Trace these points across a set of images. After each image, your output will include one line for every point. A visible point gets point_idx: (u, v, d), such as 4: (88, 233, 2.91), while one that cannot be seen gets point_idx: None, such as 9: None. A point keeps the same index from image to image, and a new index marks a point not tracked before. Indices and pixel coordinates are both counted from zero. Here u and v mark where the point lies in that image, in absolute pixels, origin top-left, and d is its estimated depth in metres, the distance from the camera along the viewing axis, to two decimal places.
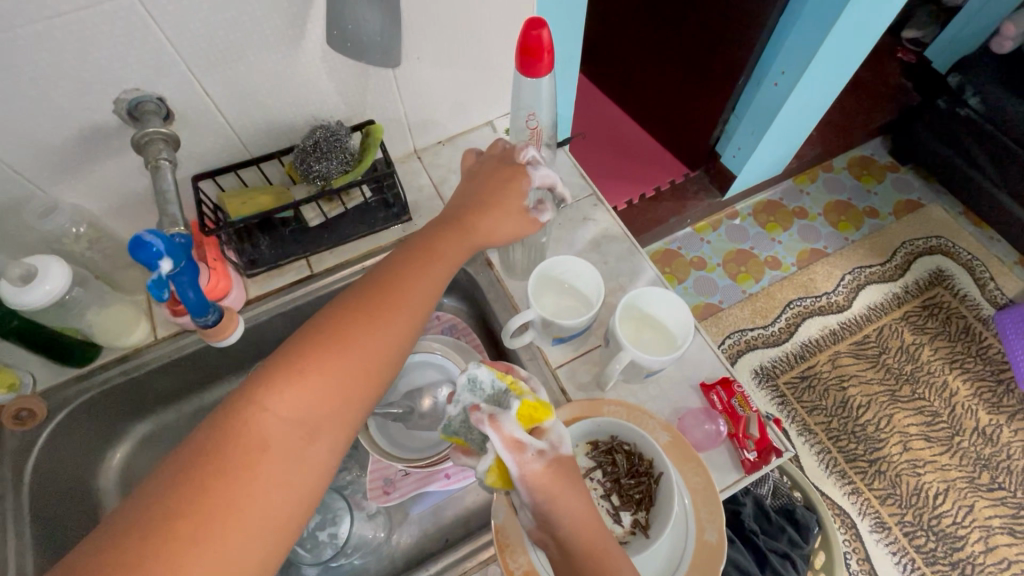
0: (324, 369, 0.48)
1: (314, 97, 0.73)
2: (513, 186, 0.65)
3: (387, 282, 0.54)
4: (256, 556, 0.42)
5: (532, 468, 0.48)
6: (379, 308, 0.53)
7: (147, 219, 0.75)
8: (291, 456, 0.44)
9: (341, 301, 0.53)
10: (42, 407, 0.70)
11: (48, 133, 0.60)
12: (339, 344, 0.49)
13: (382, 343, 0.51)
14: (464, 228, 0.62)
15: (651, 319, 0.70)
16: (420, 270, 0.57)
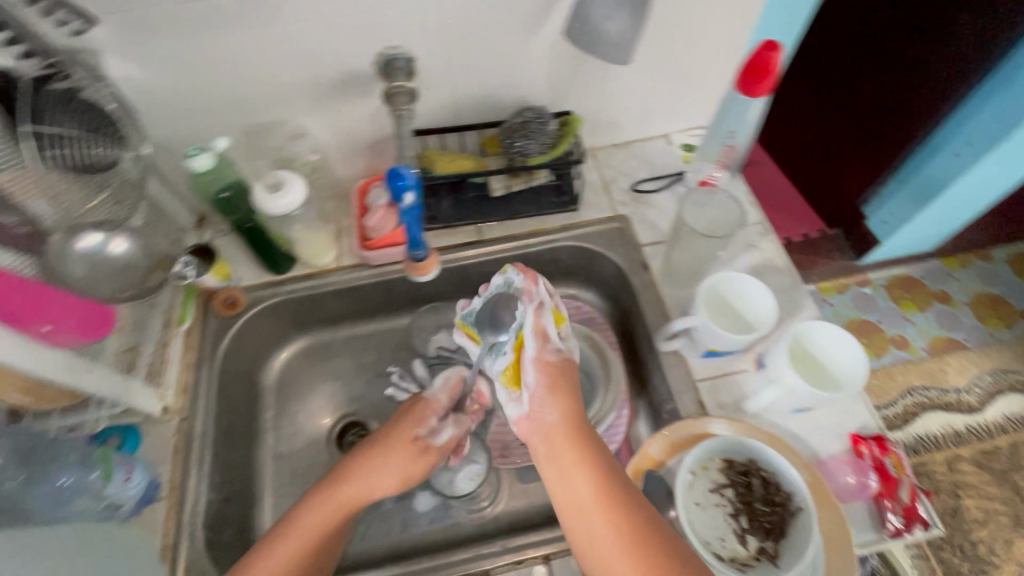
0: (302, 524, 0.60)
1: (527, 80, 0.79)
2: (401, 434, 0.67)
3: (315, 501, 0.61)
4: None
5: (546, 356, 0.63)
6: (342, 493, 0.62)
7: (357, 160, 0.85)
8: None
9: (314, 494, 0.62)
10: (242, 299, 0.82)
11: (318, 69, 0.70)
12: (343, 475, 0.63)
13: (306, 541, 0.59)
14: (368, 453, 0.65)
15: (810, 356, 0.67)
16: (312, 522, 0.60)
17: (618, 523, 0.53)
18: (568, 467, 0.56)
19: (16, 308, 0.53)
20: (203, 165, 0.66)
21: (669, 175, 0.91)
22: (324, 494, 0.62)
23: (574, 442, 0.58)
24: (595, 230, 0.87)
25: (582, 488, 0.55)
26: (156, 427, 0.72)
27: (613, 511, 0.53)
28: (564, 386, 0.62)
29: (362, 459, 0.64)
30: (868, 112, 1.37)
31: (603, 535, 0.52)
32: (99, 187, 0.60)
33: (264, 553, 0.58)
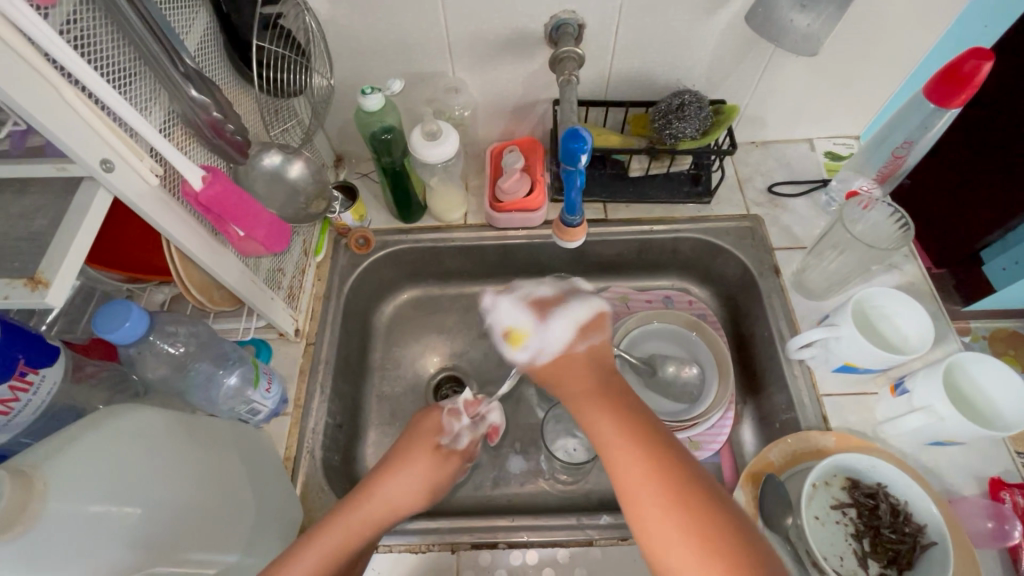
0: (363, 512, 0.57)
1: (688, 63, 0.77)
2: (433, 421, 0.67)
3: (353, 498, 0.58)
4: None
5: (575, 347, 0.71)
6: (385, 500, 0.59)
7: (498, 123, 0.86)
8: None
9: (369, 484, 0.60)
10: (372, 240, 0.85)
11: (490, 27, 0.71)
12: (382, 479, 0.60)
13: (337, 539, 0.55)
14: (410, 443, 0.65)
15: (965, 391, 0.62)
16: (334, 525, 0.55)
17: (693, 533, 0.48)
18: (635, 479, 0.52)
19: (227, 214, 0.50)
20: (375, 104, 0.68)
21: (810, 181, 0.88)
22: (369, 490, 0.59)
23: (635, 448, 0.54)
24: (724, 226, 0.85)
25: (652, 502, 0.50)
26: (286, 346, 0.76)
27: (690, 523, 0.48)
28: (621, 401, 0.60)
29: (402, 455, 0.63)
30: None
31: (682, 548, 0.48)
32: (280, 113, 0.66)
33: (348, 525, 0.56)
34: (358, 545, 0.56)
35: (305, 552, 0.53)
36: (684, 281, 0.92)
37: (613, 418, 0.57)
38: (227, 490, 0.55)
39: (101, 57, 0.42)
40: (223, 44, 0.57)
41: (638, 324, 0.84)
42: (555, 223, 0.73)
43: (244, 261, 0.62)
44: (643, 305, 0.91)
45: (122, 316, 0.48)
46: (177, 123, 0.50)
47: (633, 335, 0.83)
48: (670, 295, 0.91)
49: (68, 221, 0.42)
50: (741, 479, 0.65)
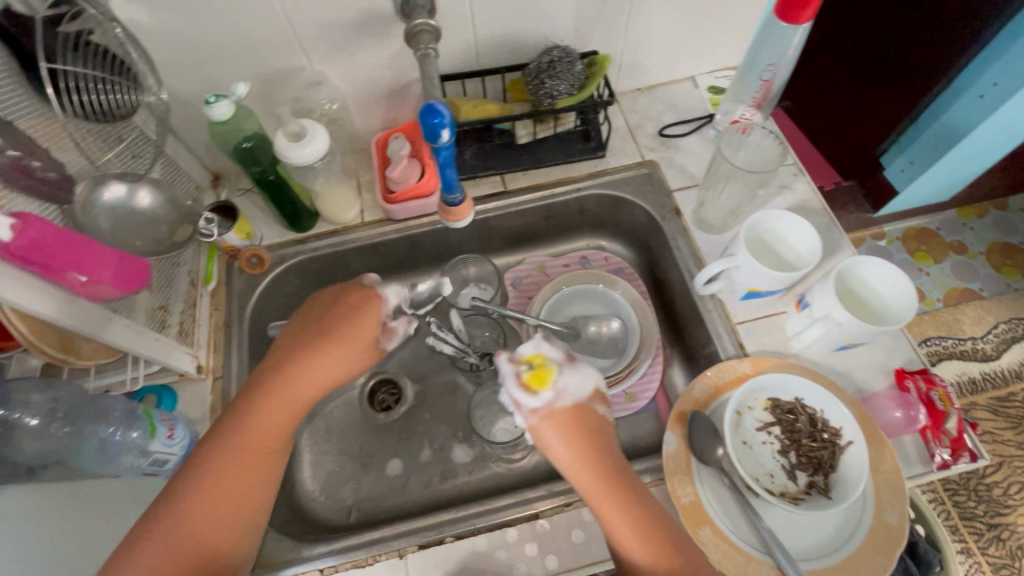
0: (226, 482, 0.55)
1: (553, 18, 0.75)
2: (374, 310, 0.66)
3: (273, 375, 0.61)
4: (237, 485, 0.56)
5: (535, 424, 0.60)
6: (252, 442, 0.58)
7: (375, 110, 0.82)
8: (230, 462, 0.56)
9: (214, 446, 0.57)
10: (266, 258, 0.79)
11: (335, 11, 0.67)
12: (231, 430, 0.58)
13: (265, 422, 0.59)
14: (312, 331, 0.64)
15: (858, 293, 0.64)
16: (264, 405, 0.59)
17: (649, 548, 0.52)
18: (600, 509, 0.55)
19: (54, 259, 0.46)
20: (223, 113, 0.63)
21: (697, 118, 0.88)
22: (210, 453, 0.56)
23: (609, 484, 0.56)
24: (623, 177, 0.85)
25: (621, 525, 0.53)
26: (192, 386, 0.71)
27: (648, 538, 0.53)
28: (588, 433, 0.59)
29: (310, 344, 0.63)
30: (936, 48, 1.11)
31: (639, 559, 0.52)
32: (114, 140, 0.60)
33: (211, 501, 0.54)
34: (247, 511, 0.56)
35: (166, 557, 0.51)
36: (598, 239, 0.92)
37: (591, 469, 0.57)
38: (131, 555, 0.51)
39: None
40: (24, 74, 0.51)
41: (557, 291, 0.83)
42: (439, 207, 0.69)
43: (112, 308, 0.57)
44: (561, 270, 0.90)
45: None
46: None
47: (552, 303, 0.82)
48: (586, 255, 0.91)
49: None
50: (669, 421, 0.65)
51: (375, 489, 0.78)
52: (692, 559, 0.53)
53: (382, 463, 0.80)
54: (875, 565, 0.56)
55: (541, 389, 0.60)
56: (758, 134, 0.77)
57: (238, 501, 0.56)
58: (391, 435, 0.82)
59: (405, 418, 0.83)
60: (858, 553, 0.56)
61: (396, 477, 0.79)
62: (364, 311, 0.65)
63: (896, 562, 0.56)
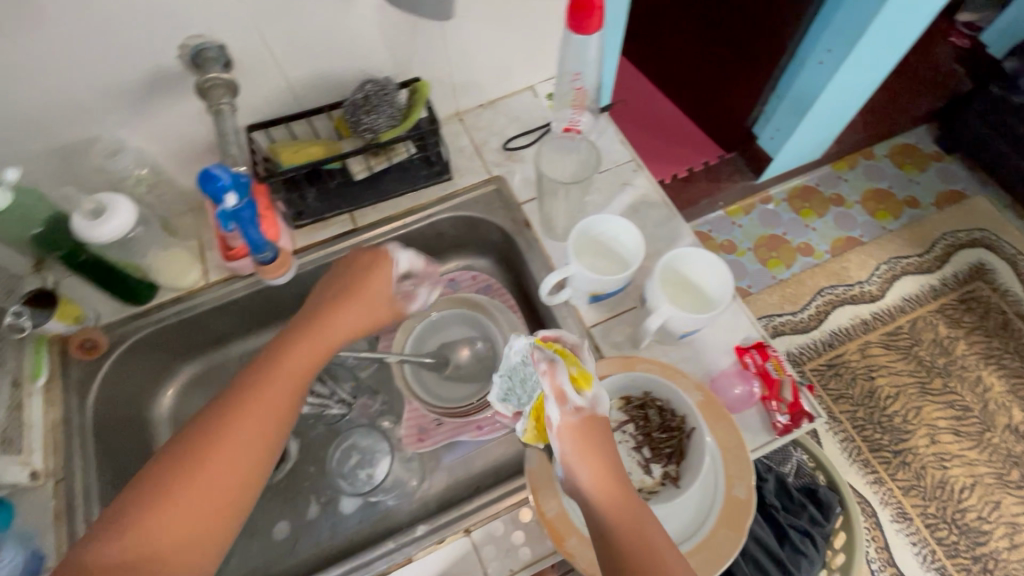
0: (215, 472, 0.53)
1: (365, 51, 0.74)
2: (386, 270, 0.68)
3: (312, 324, 0.63)
4: (251, 442, 0.55)
5: (566, 421, 0.51)
6: (262, 403, 0.57)
7: (201, 166, 0.78)
8: (254, 426, 0.56)
9: (230, 403, 0.57)
10: (103, 340, 0.75)
11: (117, 76, 0.63)
12: (235, 416, 0.56)
13: (284, 389, 0.59)
14: (331, 307, 0.65)
15: (687, 283, 0.69)
16: (293, 354, 0.61)
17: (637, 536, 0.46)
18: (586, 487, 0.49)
19: None
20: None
21: (537, 128, 0.90)
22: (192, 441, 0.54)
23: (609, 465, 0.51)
24: (472, 197, 0.85)
25: (601, 506, 0.48)
26: (29, 495, 0.66)
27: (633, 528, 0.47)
28: (600, 434, 0.52)
29: (346, 299, 0.66)
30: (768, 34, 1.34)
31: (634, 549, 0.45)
32: None
33: (215, 457, 0.54)
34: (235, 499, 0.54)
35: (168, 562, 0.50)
36: (465, 259, 0.92)
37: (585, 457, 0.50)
38: None
39: None
40: None
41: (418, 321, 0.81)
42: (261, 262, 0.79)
43: None
44: None
45: None
46: None
47: (418, 334, 0.81)
48: (454, 277, 0.90)
49: None
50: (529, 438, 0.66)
51: (262, 558, 0.75)
52: (656, 542, 0.46)
53: (267, 529, 0.76)
54: (729, 542, 0.58)
55: (583, 389, 0.53)
56: (579, 141, 0.84)
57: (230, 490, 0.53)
58: (275, 498, 0.79)
59: (288, 477, 0.80)
60: (713, 533, 0.59)
61: (284, 540, 0.76)
62: (376, 269, 0.68)
63: (747, 534, 0.59)
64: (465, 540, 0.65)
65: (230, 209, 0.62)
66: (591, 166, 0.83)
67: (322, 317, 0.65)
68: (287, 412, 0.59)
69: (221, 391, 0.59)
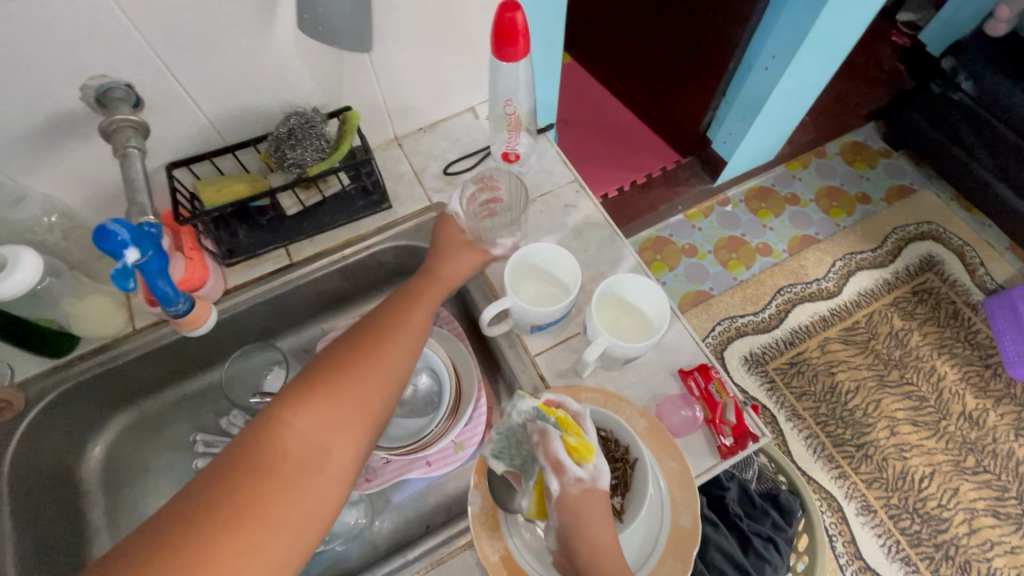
0: (344, 420, 0.53)
1: (288, 83, 0.72)
2: (440, 286, 0.68)
3: (393, 325, 0.61)
4: (347, 445, 0.52)
5: (565, 492, 0.51)
6: (362, 407, 0.54)
7: (121, 207, 0.74)
8: (331, 420, 0.52)
9: (286, 394, 0.53)
10: (18, 399, 0.70)
11: (13, 122, 0.59)
12: (333, 399, 0.53)
13: (376, 382, 0.56)
14: (405, 300, 0.65)
15: (626, 306, 0.70)
16: (369, 358, 0.57)
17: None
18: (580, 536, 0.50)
19: None
20: None
21: (478, 150, 0.88)
22: (345, 380, 0.55)
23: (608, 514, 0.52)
24: (413, 226, 0.84)
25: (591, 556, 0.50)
26: None
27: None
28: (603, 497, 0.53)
29: (409, 301, 0.64)
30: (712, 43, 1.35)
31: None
32: None
33: (294, 450, 0.49)
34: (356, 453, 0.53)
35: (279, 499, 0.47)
36: None
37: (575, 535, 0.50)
38: None
39: None
40: None
41: None
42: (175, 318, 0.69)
43: None
44: None
45: None
46: None
47: None
48: None
49: None
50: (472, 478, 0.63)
51: None
52: None
53: None
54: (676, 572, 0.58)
55: (585, 460, 0.52)
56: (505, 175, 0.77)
57: (357, 444, 0.53)
58: None
59: None
60: (660, 564, 0.58)
61: None
62: (433, 282, 0.68)
63: (694, 562, 0.58)
64: None
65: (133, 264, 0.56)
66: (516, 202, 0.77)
67: (421, 292, 0.66)
68: (379, 412, 0.55)
69: (291, 382, 0.55)
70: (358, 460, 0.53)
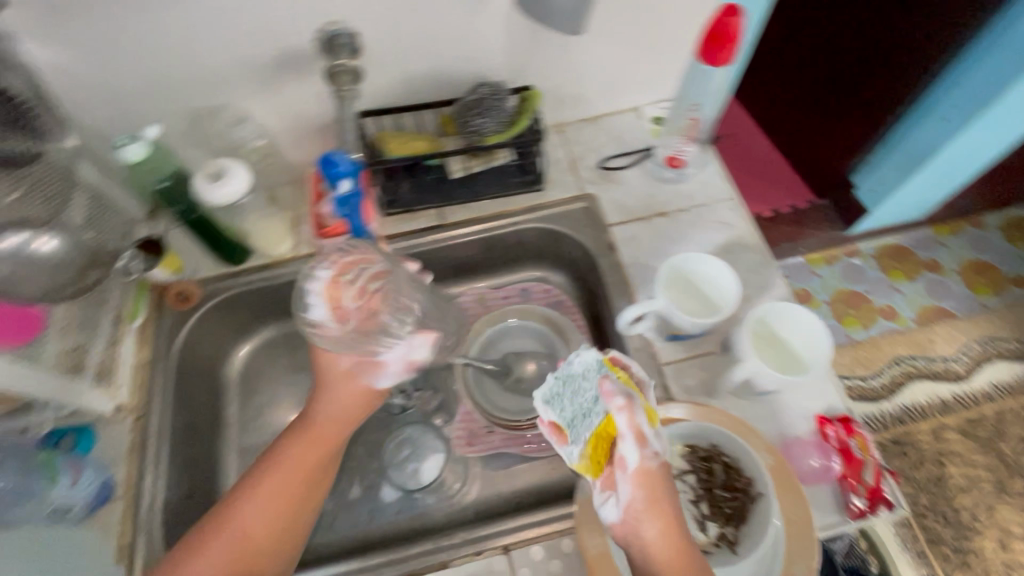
0: (261, 526, 0.59)
1: (483, 55, 0.75)
2: (336, 425, 0.64)
3: (276, 453, 0.62)
4: (261, 525, 0.59)
5: (643, 463, 0.48)
6: (282, 492, 0.60)
7: (310, 143, 0.81)
8: (254, 521, 0.59)
9: (239, 499, 0.60)
10: (197, 293, 0.80)
11: (256, 51, 0.67)
12: (227, 521, 0.59)
13: (272, 497, 0.60)
14: (307, 430, 0.63)
15: (778, 338, 0.65)
16: (265, 492, 0.60)
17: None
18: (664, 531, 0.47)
19: None
20: (137, 154, 0.62)
21: (638, 150, 0.88)
22: (280, 484, 0.61)
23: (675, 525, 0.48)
24: (560, 211, 0.85)
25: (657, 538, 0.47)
26: (110, 427, 0.70)
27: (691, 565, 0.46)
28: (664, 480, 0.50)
29: (303, 430, 0.63)
30: (892, 80, 1.24)
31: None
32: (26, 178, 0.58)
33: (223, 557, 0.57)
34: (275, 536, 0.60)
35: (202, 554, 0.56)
36: (539, 271, 0.91)
37: (642, 514, 0.48)
38: None
39: None
40: None
41: (488, 327, 0.84)
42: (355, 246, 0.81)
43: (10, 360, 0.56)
44: (501, 302, 0.89)
45: None
46: None
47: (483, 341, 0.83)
48: (526, 287, 0.90)
49: None
50: None
51: None
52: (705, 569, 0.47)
53: None
54: None
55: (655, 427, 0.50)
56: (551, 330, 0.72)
57: (284, 524, 0.60)
58: None
59: None
60: None
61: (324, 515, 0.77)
62: (334, 402, 0.63)
63: None
64: (501, 557, 0.64)
65: (344, 192, 0.71)
66: None
67: (310, 427, 0.63)
68: (295, 505, 0.61)
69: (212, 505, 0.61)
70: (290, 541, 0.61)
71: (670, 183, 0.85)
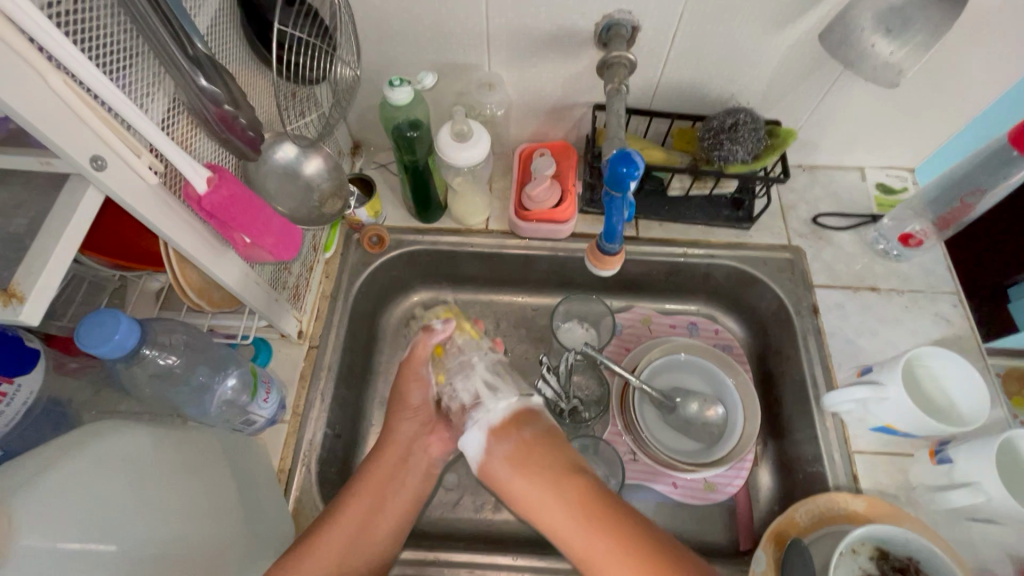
0: (378, 513, 0.61)
1: (746, 78, 0.71)
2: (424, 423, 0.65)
3: (398, 424, 0.67)
4: (387, 506, 0.62)
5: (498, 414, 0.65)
6: (383, 467, 0.64)
7: (532, 122, 0.79)
8: (377, 498, 0.62)
9: (360, 486, 0.62)
10: (387, 239, 0.79)
11: (537, 23, 0.64)
12: (368, 482, 0.62)
13: (386, 465, 0.64)
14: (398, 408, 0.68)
15: (1019, 472, 0.56)
16: (381, 464, 0.64)
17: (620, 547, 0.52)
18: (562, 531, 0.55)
19: (232, 221, 0.46)
20: (403, 98, 0.63)
21: (859, 215, 0.82)
22: (373, 468, 0.63)
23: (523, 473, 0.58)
24: (763, 255, 0.79)
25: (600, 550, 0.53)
26: (287, 348, 0.70)
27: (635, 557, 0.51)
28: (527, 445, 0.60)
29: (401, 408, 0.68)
30: None
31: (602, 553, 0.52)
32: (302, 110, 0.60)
33: (342, 523, 0.58)
34: (380, 533, 0.61)
35: (321, 543, 0.56)
36: (710, 309, 0.87)
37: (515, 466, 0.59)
38: (201, 520, 0.49)
39: (94, 43, 0.35)
40: (241, 22, 0.51)
41: (662, 353, 0.78)
42: (589, 248, 0.69)
43: (250, 265, 0.56)
44: (665, 330, 0.85)
45: (110, 328, 0.42)
46: (181, 111, 0.44)
47: (655, 365, 0.77)
48: (696, 322, 0.86)
49: (52, 216, 0.37)
50: (764, 539, 0.61)
51: (425, 500, 0.74)
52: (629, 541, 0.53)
53: (438, 474, 0.75)
54: None
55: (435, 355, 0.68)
56: (694, 422, 0.73)
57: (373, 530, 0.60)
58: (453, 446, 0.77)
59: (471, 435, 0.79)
60: None
61: (450, 492, 0.74)
62: (418, 371, 0.68)
63: None
64: None
65: (625, 193, 0.55)
66: (718, 427, 0.73)
67: (404, 398, 0.68)
68: (392, 472, 0.64)
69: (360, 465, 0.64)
70: (388, 529, 0.62)
71: (889, 258, 0.79)
